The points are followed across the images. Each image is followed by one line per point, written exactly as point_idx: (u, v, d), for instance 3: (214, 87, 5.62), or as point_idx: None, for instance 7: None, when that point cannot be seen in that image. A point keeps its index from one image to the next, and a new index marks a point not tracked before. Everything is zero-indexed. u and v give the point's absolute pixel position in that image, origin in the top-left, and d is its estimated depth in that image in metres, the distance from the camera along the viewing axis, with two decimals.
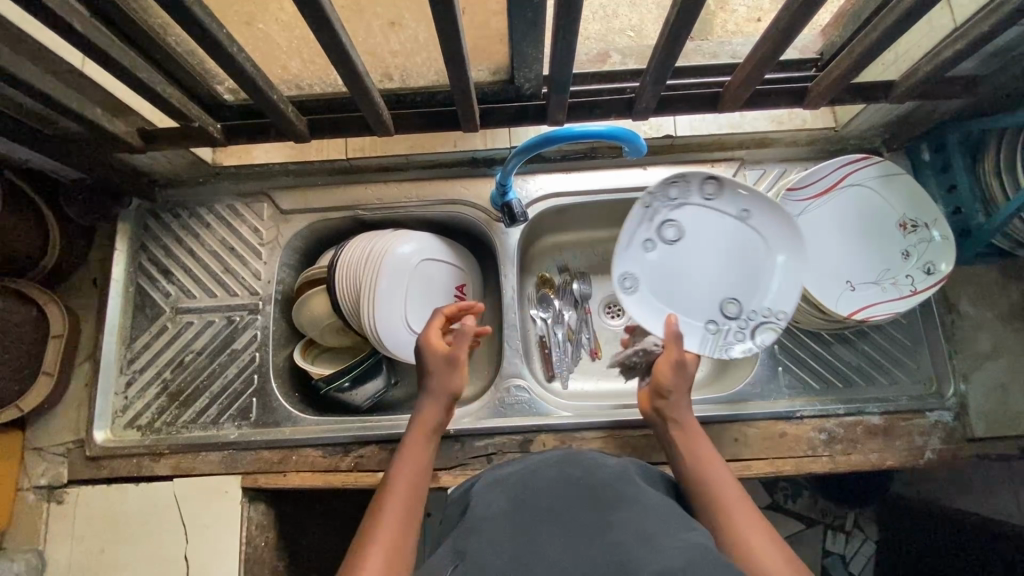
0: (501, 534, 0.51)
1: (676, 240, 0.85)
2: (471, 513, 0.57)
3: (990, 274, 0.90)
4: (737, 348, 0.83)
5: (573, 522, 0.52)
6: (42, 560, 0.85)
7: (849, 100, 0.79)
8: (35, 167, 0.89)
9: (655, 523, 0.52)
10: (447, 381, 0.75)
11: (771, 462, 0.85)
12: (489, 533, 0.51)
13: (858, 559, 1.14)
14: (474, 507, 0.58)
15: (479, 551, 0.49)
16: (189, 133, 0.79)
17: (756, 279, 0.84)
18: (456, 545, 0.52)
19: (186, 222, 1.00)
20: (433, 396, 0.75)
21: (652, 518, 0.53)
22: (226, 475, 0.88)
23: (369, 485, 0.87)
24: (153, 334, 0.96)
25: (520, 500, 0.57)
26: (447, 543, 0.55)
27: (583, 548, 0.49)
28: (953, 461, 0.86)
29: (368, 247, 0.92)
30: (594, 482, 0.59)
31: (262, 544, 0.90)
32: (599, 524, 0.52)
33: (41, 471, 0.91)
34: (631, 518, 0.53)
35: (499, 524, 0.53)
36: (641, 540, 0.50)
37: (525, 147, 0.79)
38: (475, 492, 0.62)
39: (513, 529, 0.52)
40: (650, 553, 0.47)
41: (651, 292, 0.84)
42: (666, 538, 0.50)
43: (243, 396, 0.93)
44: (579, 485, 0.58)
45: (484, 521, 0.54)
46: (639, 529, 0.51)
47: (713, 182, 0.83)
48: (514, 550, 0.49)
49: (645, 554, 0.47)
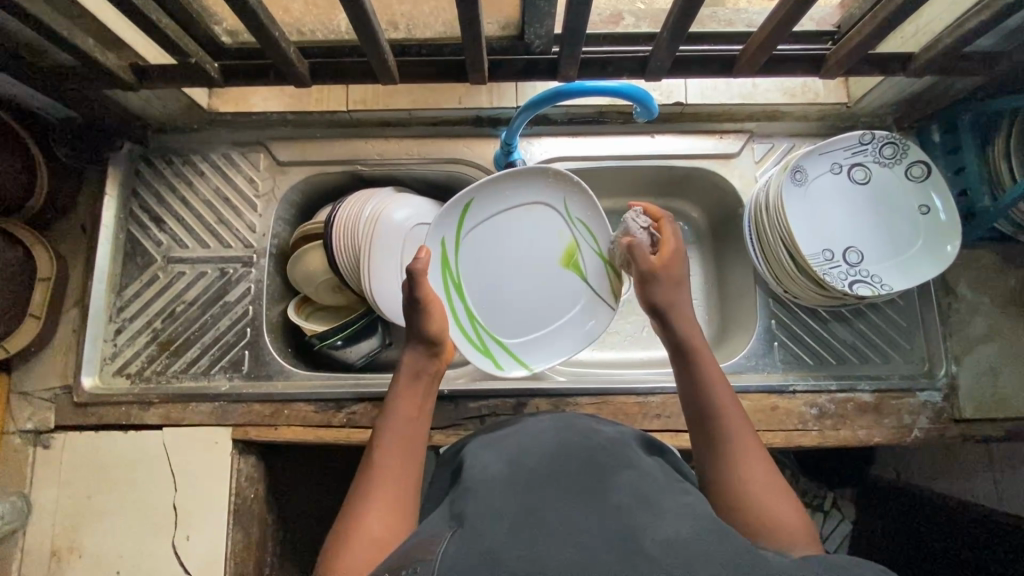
0: (502, 498, 0.51)
1: (859, 183, 0.87)
2: (471, 478, 0.57)
3: (990, 259, 0.90)
4: (835, 280, 0.83)
5: (571, 488, 0.52)
6: (27, 503, 0.85)
7: (867, 70, 0.77)
8: (24, 102, 0.86)
9: (656, 492, 0.52)
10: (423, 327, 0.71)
11: (762, 434, 0.85)
12: (491, 499, 0.51)
13: (834, 538, 1.17)
14: (473, 472, 0.58)
15: (477, 518, 0.48)
16: (184, 71, 0.75)
17: (890, 237, 0.85)
18: (454, 511, 0.52)
19: (180, 169, 0.97)
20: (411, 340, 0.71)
21: (649, 485, 0.53)
22: (215, 426, 0.87)
23: (360, 442, 0.87)
24: (144, 282, 0.94)
25: (521, 466, 0.56)
26: (444, 505, 0.55)
27: (585, 512, 0.48)
28: (940, 440, 0.87)
29: (364, 204, 0.91)
30: (594, 451, 0.59)
31: (250, 497, 0.89)
32: (601, 490, 0.51)
33: (26, 415, 0.88)
34: (629, 485, 0.53)
35: (500, 488, 0.53)
36: (643, 508, 0.49)
37: (532, 103, 0.76)
38: (471, 459, 0.62)
39: (515, 493, 0.51)
40: (655, 523, 0.47)
41: (812, 193, 0.86)
42: (668, 507, 0.50)
43: (235, 348, 0.92)
44: (578, 455, 0.58)
45: (482, 489, 0.53)
46: (637, 495, 0.51)
47: (920, 164, 0.84)
48: (515, 513, 0.48)
49: (648, 522, 0.47)
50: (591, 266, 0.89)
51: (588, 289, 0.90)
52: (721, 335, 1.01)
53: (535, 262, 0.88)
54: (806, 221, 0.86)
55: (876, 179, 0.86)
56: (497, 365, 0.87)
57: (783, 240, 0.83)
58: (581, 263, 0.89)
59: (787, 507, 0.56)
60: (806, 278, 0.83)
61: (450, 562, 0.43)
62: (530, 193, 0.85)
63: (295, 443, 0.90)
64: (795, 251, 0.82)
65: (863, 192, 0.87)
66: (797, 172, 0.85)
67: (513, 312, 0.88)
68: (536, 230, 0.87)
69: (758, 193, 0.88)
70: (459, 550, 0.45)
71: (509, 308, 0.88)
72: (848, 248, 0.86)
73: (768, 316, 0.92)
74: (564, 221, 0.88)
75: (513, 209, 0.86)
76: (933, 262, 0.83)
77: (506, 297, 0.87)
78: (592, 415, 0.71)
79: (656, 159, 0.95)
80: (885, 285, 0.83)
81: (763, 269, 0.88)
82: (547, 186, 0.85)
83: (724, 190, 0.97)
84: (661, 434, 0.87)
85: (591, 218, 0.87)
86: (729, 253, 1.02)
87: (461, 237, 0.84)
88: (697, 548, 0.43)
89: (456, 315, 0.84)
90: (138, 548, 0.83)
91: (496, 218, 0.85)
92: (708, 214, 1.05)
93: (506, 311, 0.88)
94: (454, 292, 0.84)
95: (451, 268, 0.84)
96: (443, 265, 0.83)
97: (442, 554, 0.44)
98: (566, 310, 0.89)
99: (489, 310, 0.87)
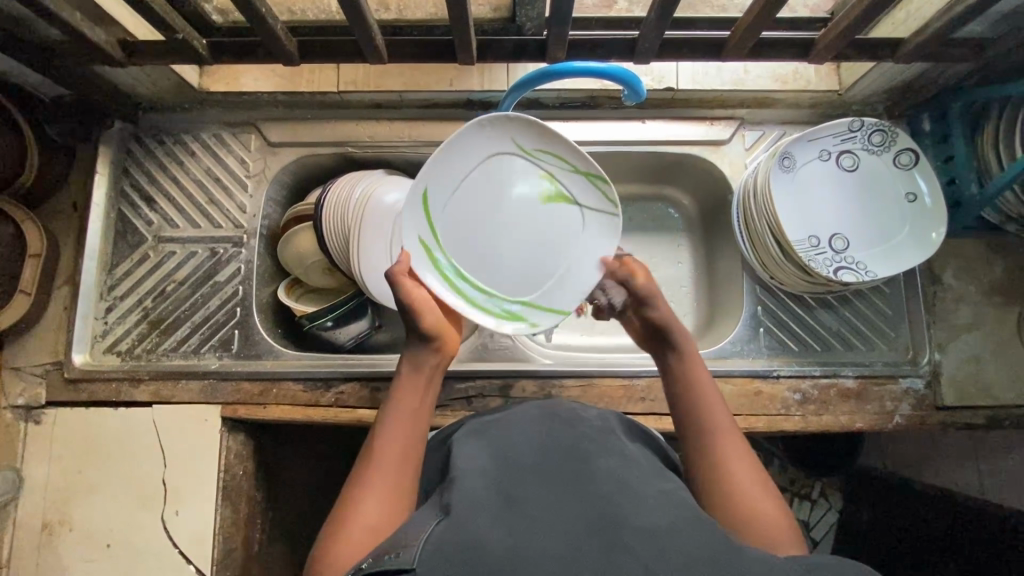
0: (486, 486, 0.50)
1: (847, 170, 0.87)
2: (454, 465, 0.57)
3: (977, 248, 0.91)
4: (821, 266, 0.84)
5: (555, 477, 0.52)
6: (18, 477, 0.86)
7: (856, 56, 0.77)
8: (14, 79, 0.86)
9: (637, 480, 0.52)
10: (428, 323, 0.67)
11: (745, 418, 0.86)
12: (475, 486, 0.50)
13: (820, 526, 1.20)
14: (456, 460, 0.58)
15: (461, 505, 0.48)
16: (172, 48, 0.75)
17: (876, 224, 0.86)
18: (439, 500, 0.51)
19: (171, 149, 0.97)
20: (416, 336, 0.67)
21: (633, 473, 0.53)
22: (204, 404, 0.88)
23: (348, 421, 0.88)
24: (135, 261, 0.94)
25: (503, 455, 0.56)
26: (431, 492, 0.55)
27: (568, 502, 0.48)
28: (921, 427, 0.88)
29: (354, 185, 0.91)
30: (575, 439, 0.58)
31: (239, 473, 0.90)
32: (582, 480, 0.51)
33: (18, 390, 0.89)
34: (613, 473, 0.53)
35: (484, 477, 0.52)
36: (626, 497, 0.49)
37: (519, 83, 0.75)
38: (458, 446, 0.61)
39: (499, 483, 0.51)
40: (634, 512, 0.46)
41: (800, 180, 0.87)
42: (649, 497, 0.49)
43: (224, 328, 0.93)
44: (560, 445, 0.57)
45: (467, 476, 0.53)
46: (620, 484, 0.51)
47: (908, 152, 0.84)
48: (495, 504, 0.48)
49: (627, 512, 0.46)
50: (562, 169, 0.76)
51: (581, 204, 0.77)
52: (708, 322, 1.01)
53: (522, 230, 0.75)
54: (793, 207, 0.86)
55: (864, 166, 0.87)
56: (534, 326, 0.76)
57: (769, 226, 0.83)
58: (563, 194, 0.77)
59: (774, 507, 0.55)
60: (792, 263, 0.83)
61: (431, 552, 0.43)
62: (483, 142, 0.72)
63: (285, 421, 0.91)
64: (780, 237, 0.82)
65: (851, 179, 0.87)
66: (785, 159, 0.85)
67: (529, 273, 0.75)
68: (507, 193, 0.74)
69: (747, 179, 0.88)
70: (442, 537, 0.44)
71: (524, 273, 0.75)
72: (835, 234, 0.86)
73: (754, 303, 0.92)
74: (526, 157, 0.75)
75: (473, 181, 0.73)
76: (918, 249, 0.83)
77: (513, 259, 0.74)
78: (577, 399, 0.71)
79: (647, 144, 0.95)
80: (869, 272, 0.84)
81: (749, 255, 0.89)
82: (500, 126, 0.72)
83: (715, 177, 0.97)
84: (645, 417, 0.88)
85: (563, 146, 0.75)
86: (719, 240, 1.02)
87: (439, 226, 0.72)
88: (676, 540, 0.43)
89: (472, 304, 0.74)
90: (128, 522, 0.85)
91: (463, 176, 0.72)
92: (699, 201, 1.05)
93: (523, 276, 0.75)
94: (455, 282, 0.73)
95: (439, 258, 0.72)
96: (431, 253, 0.71)
97: (424, 544, 0.44)
98: (576, 228, 0.77)
99: (504, 280, 0.75)
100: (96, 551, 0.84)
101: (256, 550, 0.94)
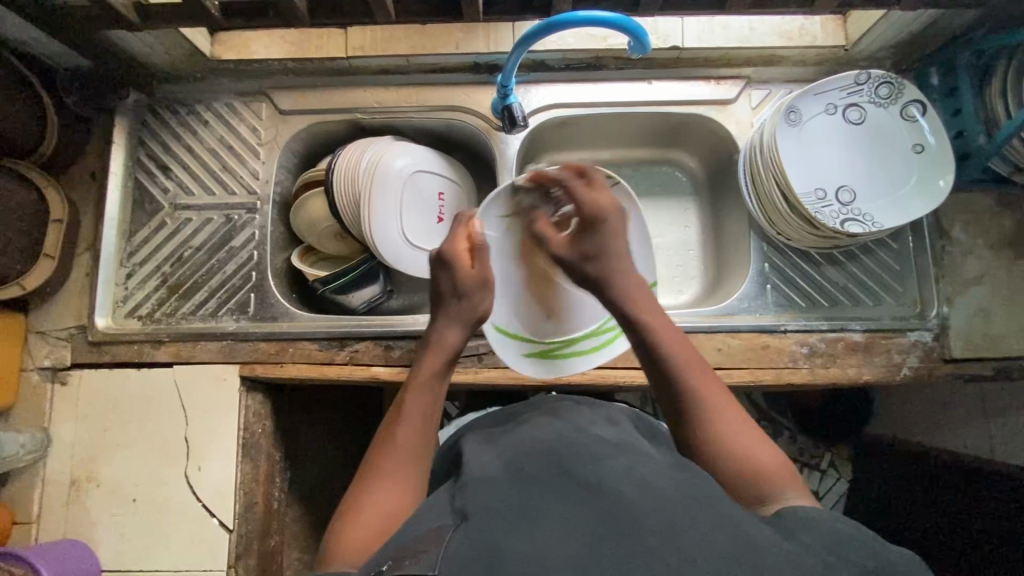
0: (503, 491, 0.50)
1: (853, 124, 0.87)
2: (469, 471, 0.56)
3: (985, 202, 0.90)
4: (829, 218, 0.85)
5: (568, 477, 0.50)
6: (47, 436, 0.89)
7: (861, 4, 0.77)
8: (32, 50, 0.88)
9: (652, 473, 0.50)
10: (477, 308, 0.69)
11: (752, 372, 0.87)
12: (491, 490, 0.50)
13: (830, 496, 1.21)
14: (472, 466, 0.57)
15: (476, 511, 0.47)
16: (184, 9, 0.77)
17: (883, 176, 0.86)
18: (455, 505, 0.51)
19: (185, 119, 0.99)
20: (459, 320, 0.68)
21: (644, 465, 0.52)
22: (223, 363, 0.91)
23: (362, 378, 0.90)
24: (152, 228, 0.97)
25: (517, 461, 0.55)
26: (447, 496, 0.54)
27: (581, 502, 0.46)
28: (930, 379, 0.88)
29: (364, 150, 0.93)
30: (587, 443, 0.57)
31: (258, 432, 0.92)
32: (594, 474, 0.50)
33: (44, 352, 0.92)
34: (622, 466, 0.52)
35: (499, 482, 0.52)
36: (639, 487, 0.47)
37: (523, 39, 0.76)
38: (471, 453, 0.61)
39: (515, 487, 0.50)
40: (649, 504, 0.45)
41: (807, 131, 0.87)
42: (666, 488, 0.47)
43: (241, 291, 0.95)
44: (562, 446, 0.57)
45: (481, 482, 0.52)
46: (630, 474, 0.50)
47: (916, 102, 0.84)
48: (511, 504, 0.47)
49: (644, 505, 0.45)
50: None
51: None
52: (716, 283, 1.02)
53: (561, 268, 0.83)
54: (800, 163, 0.87)
55: (871, 120, 0.87)
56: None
57: (776, 179, 0.83)
58: None
59: (764, 441, 0.56)
60: (798, 216, 0.84)
61: (446, 558, 0.42)
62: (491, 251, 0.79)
63: (300, 381, 0.93)
64: (788, 189, 0.82)
65: (859, 133, 0.87)
66: (792, 113, 0.86)
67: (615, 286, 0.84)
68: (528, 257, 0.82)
69: (753, 135, 0.88)
70: (461, 543, 0.43)
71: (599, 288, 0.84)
72: (842, 187, 0.87)
73: (761, 261, 0.93)
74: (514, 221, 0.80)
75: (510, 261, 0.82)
76: (925, 199, 0.83)
77: None
78: (578, 399, 0.72)
79: (654, 104, 0.95)
80: (877, 223, 0.84)
81: (757, 211, 0.89)
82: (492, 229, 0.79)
83: (720, 137, 0.98)
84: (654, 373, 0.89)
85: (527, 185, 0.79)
86: (725, 201, 1.03)
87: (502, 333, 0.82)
88: (693, 531, 0.42)
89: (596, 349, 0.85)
90: (154, 478, 0.88)
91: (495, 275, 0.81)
92: (705, 164, 1.06)
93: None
94: (571, 353, 0.85)
95: (541, 350, 0.84)
96: (543, 356, 0.84)
97: (444, 548, 0.43)
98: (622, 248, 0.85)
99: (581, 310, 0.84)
100: (123, 506, 0.87)
101: (276, 508, 0.97)
